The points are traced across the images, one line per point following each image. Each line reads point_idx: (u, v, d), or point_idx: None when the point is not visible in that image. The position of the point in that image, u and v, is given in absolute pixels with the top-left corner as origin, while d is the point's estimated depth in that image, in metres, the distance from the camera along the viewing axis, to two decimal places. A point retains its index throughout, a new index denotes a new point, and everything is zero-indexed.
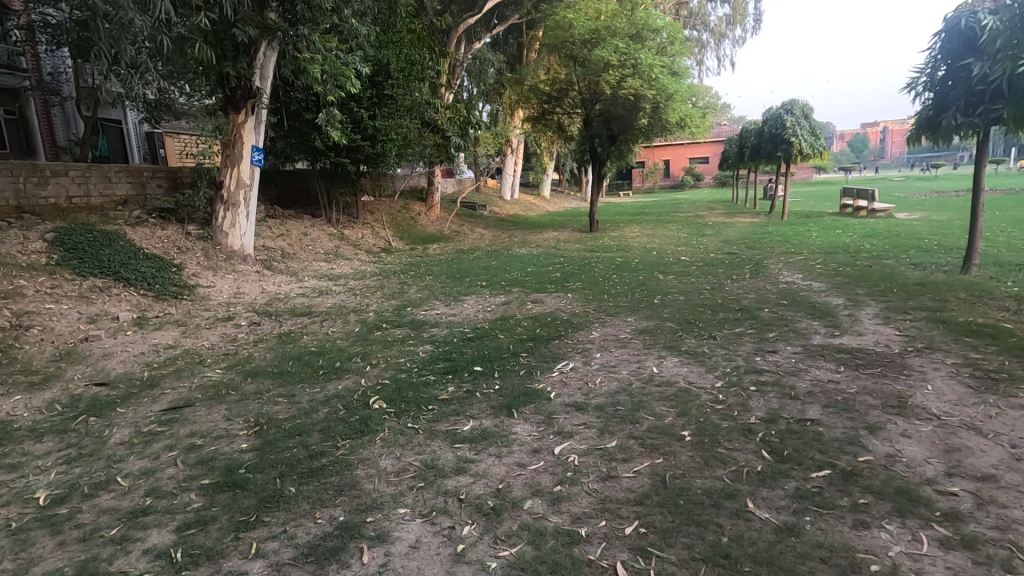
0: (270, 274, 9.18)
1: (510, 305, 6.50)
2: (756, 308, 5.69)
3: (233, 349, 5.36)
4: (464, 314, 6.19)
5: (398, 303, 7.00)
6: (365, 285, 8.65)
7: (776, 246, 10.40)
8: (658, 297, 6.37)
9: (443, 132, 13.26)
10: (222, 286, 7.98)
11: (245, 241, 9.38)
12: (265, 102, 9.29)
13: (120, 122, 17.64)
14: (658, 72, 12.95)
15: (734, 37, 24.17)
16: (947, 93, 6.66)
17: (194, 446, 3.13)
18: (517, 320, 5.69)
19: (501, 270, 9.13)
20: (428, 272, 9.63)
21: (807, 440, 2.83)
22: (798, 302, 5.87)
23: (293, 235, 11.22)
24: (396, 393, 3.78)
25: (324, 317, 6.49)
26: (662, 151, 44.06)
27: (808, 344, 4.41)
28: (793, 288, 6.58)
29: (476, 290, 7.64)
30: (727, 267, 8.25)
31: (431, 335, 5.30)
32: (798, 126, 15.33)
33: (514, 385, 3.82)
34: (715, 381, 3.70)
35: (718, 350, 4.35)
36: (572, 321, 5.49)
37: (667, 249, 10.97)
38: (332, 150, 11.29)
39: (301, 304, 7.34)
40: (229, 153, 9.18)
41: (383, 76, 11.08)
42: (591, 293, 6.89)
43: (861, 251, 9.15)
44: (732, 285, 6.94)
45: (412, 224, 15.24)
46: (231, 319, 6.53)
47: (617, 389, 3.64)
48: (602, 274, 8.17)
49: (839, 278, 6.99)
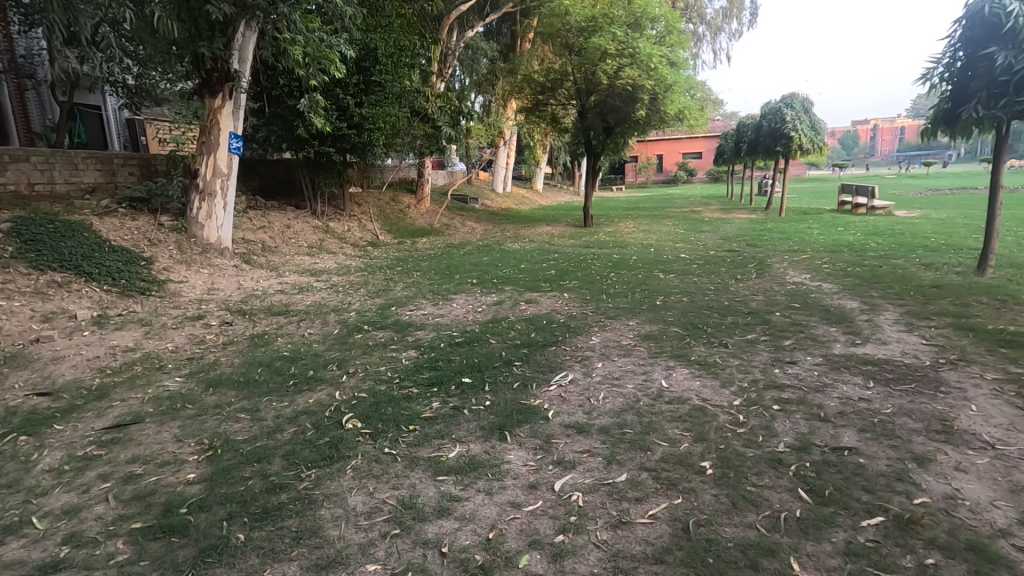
0: (248, 268, 8.67)
1: (503, 305, 6.08)
2: (766, 312, 5.30)
3: (198, 353, 4.89)
4: (453, 315, 5.76)
5: (382, 302, 6.56)
6: (349, 281, 8.19)
7: (778, 243, 10.04)
8: (661, 298, 5.98)
9: (433, 121, 12.77)
10: (195, 281, 7.48)
11: (222, 233, 8.84)
12: (244, 86, 8.78)
13: (99, 108, 16.98)
14: (657, 61, 12.33)
15: (730, 30, 23.81)
16: (968, 84, 6.26)
17: (133, 476, 2.69)
18: (510, 323, 5.27)
19: (493, 266, 8.71)
20: (416, 268, 9.16)
21: (847, 474, 2.44)
22: (810, 305, 5.48)
23: (275, 227, 10.69)
24: (373, 410, 3.34)
25: (301, 317, 6.02)
26: (655, 146, 43.73)
27: (830, 354, 4.02)
28: (802, 290, 6.21)
29: (465, 288, 7.21)
30: (729, 266, 7.89)
31: (416, 339, 4.87)
32: (798, 121, 14.95)
33: (507, 401, 3.40)
34: (732, 399, 3.30)
35: (731, 360, 3.95)
36: (569, 325, 5.08)
37: (665, 245, 10.61)
38: (317, 139, 10.76)
39: (279, 301, 6.87)
40: (205, 139, 8.65)
41: (371, 61, 10.57)
42: (588, 292, 6.48)
43: (868, 249, 8.81)
44: (737, 285, 6.56)
45: (401, 217, 14.76)
46: (200, 318, 6.05)
47: (622, 406, 3.23)
48: (599, 272, 7.79)
49: (849, 279, 6.63)
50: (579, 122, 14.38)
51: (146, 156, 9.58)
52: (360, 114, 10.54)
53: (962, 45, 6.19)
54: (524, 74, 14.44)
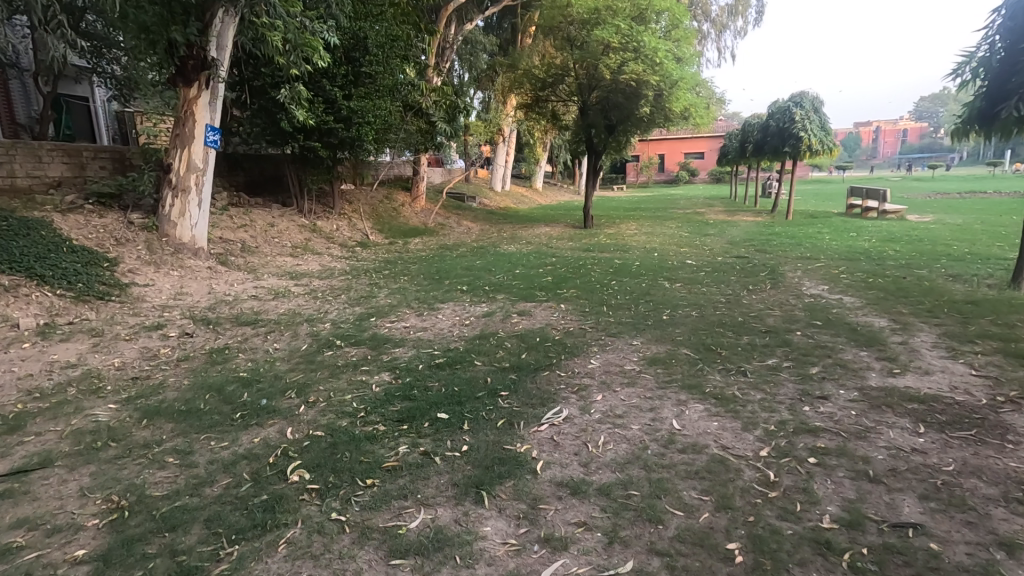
0: (224, 270, 8.08)
1: (493, 317, 5.52)
2: (786, 331, 4.73)
3: (146, 371, 4.32)
4: (437, 328, 5.20)
5: (361, 312, 5.99)
6: (330, 285, 7.63)
7: (789, 249, 9.49)
8: (667, 312, 5.41)
9: (427, 116, 12.19)
10: (163, 285, 6.92)
11: (196, 232, 8.23)
12: (222, 75, 8.20)
13: (87, 99, 16.29)
14: (663, 56, 11.74)
15: (735, 28, 23.24)
16: (1008, 77, 5.66)
17: (10, 549, 2.14)
18: (499, 339, 4.71)
19: (485, 271, 8.15)
20: (404, 271, 8.59)
21: (919, 569, 1.89)
22: (835, 324, 4.92)
23: (257, 225, 10.12)
24: (326, 457, 2.79)
25: (270, 328, 5.45)
26: (657, 146, 43.16)
27: (866, 388, 3.45)
28: (821, 304, 5.67)
29: (455, 296, 6.66)
30: (739, 274, 7.34)
31: (392, 359, 4.31)
32: (808, 120, 14.39)
33: (487, 446, 2.84)
34: (758, 447, 2.74)
35: (753, 394, 3.39)
36: (566, 343, 4.51)
37: (670, 250, 10.05)
38: (302, 133, 10.19)
39: (250, 308, 6.30)
40: (179, 131, 8.07)
41: (361, 52, 9.99)
42: (587, 303, 5.92)
43: (886, 258, 8.27)
44: (750, 296, 6.02)
45: (394, 216, 14.20)
46: (159, 328, 5.48)
47: (626, 457, 2.68)
48: (599, 279, 7.23)
49: (871, 292, 6.09)
50: (580, 119, 13.81)
51: (119, 149, 9.01)
52: (348, 108, 9.94)
53: (1002, 34, 5.56)
54: (524, 68, 13.84)
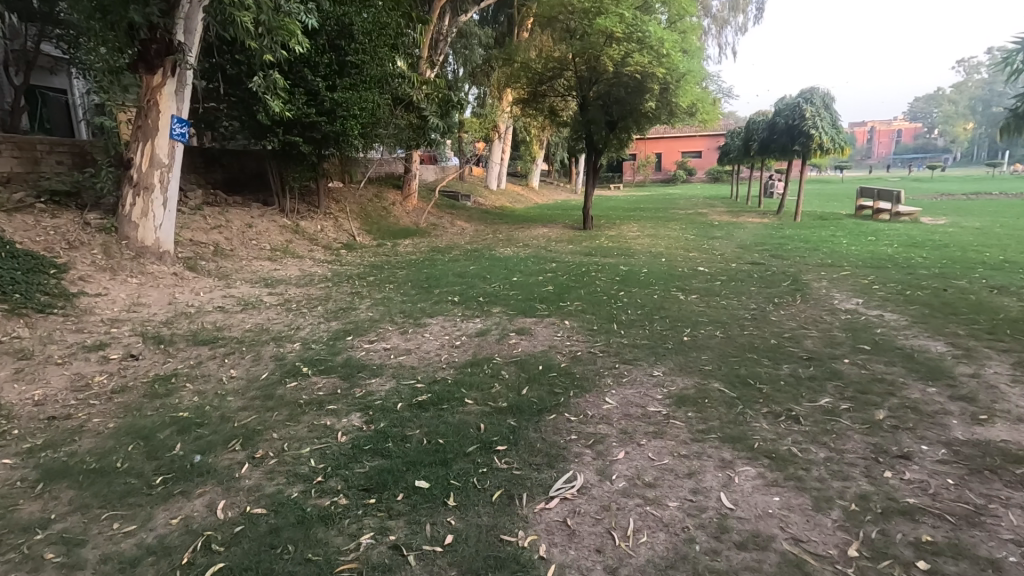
0: (192, 276, 7.32)
1: (487, 336, 4.79)
2: (831, 358, 4.05)
3: (68, 409, 3.55)
4: (424, 351, 4.49)
5: (337, 328, 5.26)
6: (307, 295, 6.90)
7: (807, 255, 8.82)
8: (688, 332, 4.69)
9: (419, 110, 11.45)
10: (118, 295, 6.16)
11: (161, 235, 7.43)
12: (191, 62, 7.44)
13: (65, 92, 15.44)
14: (670, 47, 11.05)
15: (736, 24, 22.55)
16: None
17: None
18: (495, 367, 3.97)
19: (479, 278, 7.45)
20: (391, 278, 7.86)
21: None
22: (885, 349, 4.22)
23: (233, 227, 9.36)
24: (261, 553, 2.07)
25: (229, 350, 4.70)
26: (655, 144, 42.48)
27: (954, 443, 2.75)
28: (860, 322, 5.00)
29: (444, 308, 5.93)
30: (760, 284, 6.65)
31: (366, 394, 3.59)
32: (819, 117, 13.73)
33: (479, 536, 2.12)
34: (841, 540, 2.05)
35: (815, 453, 2.68)
36: (574, 374, 3.79)
37: (678, 254, 9.35)
38: (282, 126, 9.42)
39: (212, 323, 5.55)
40: (141, 123, 7.29)
41: (346, 39, 9.25)
42: (595, 320, 5.20)
43: (914, 265, 7.61)
44: (778, 313, 5.33)
45: (383, 215, 13.44)
46: (100, 348, 4.71)
47: (668, 558, 1.98)
48: (605, 289, 6.54)
49: (911, 307, 5.43)
50: (579, 115, 13.09)
51: (80, 142, 8.24)
52: (332, 100, 9.23)
53: None
54: (521, 61, 13.03)
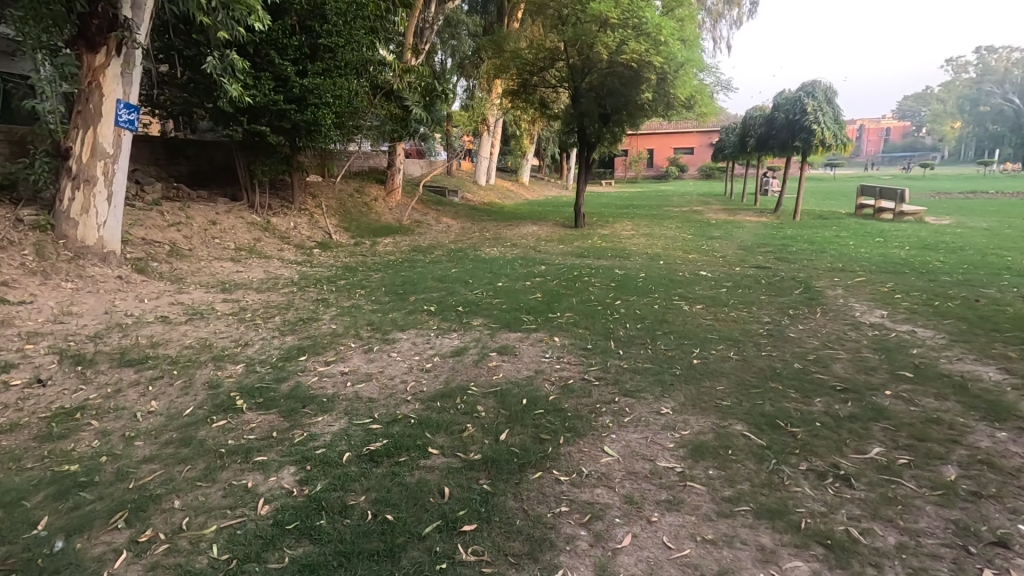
0: (139, 280, 6.55)
1: (464, 358, 4.10)
2: (871, 388, 3.41)
3: None
4: (389, 376, 3.79)
5: (292, 345, 4.55)
6: (268, 302, 6.17)
7: (814, 258, 8.20)
8: (697, 353, 4.04)
9: (400, 99, 10.69)
10: (45, 302, 5.37)
11: (105, 233, 6.65)
12: (140, 40, 6.65)
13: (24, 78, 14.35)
14: (668, 35, 10.37)
15: (732, 18, 21.97)
16: None
17: None
18: (470, 401, 3.29)
19: (460, 284, 6.76)
20: (364, 282, 7.15)
21: None
22: (930, 376, 3.59)
23: (195, 224, 8.59)
24: None
25: (158, 373, 3.96)
26: (646, 139, 41.91)
27: None
28: (893, 339, 4.37)
29: (418, 320, 5.22)
30: (769, 292, 6.03)
31: (308, 440, 2.88)
32: (821, 112, 13.12)
33: None
34: None
35: (882, 537, 2.03)
36: (565, 412, 3.10)
37: (675, 256, 8.71)
38: (246, 115, 8.62)
39: (149, 338, 4.79)
40: (81, 107, 6.50)
41: (317, 20, 8.49)
42: (588, 336, 4.53)
43: (935, 270, 7.02)
44: (796, 328, 4.68)
45: (364, 212, 12.69)
46: (3, 371, 3.93)
47: None
48: (599, 297, 5.88)
49: (945, 321, 4.81)
50: (571, 107, 12.39)
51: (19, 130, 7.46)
52: (302, 86, 8.43)
53: None
54: (511, 50, 12.31)
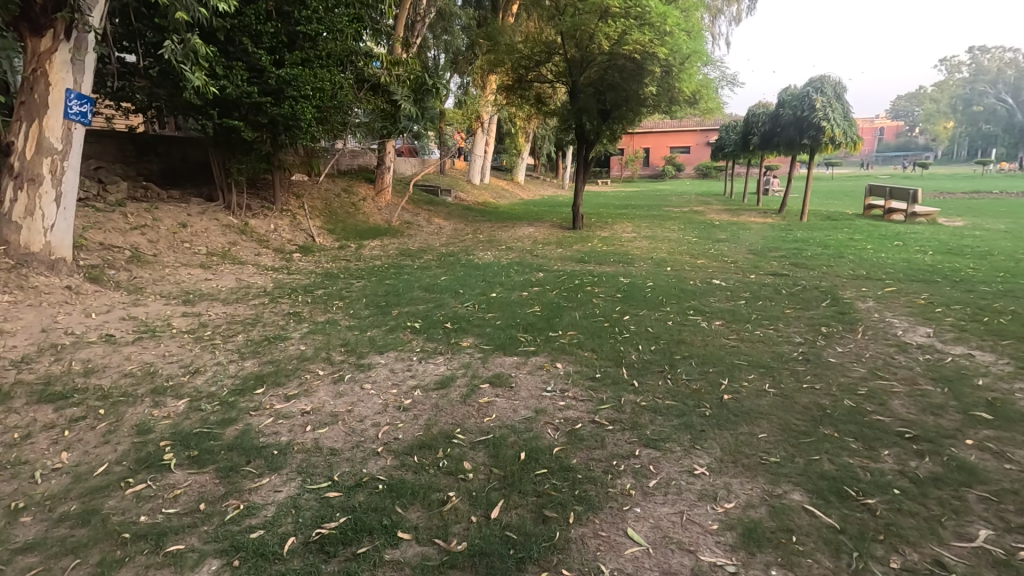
0: (91, 291, 5.85)
1: (451, 391, 3.45)
2: (947, 435, 2.78)
3: None
4: (359, 417, 3.13)
5: (251, 373, 3.89)
6: (234, 316, 5.49)
7: (834, 264, 7.60)
8: (727, 386, 3.39)
9: (388, 92, 9.94)
10: None
11: (54, 238, 5.95)
12: (93, 23, 5.96)
13: None
14: (673, 25, 9.75)
15: (731, 14, 21.48)
16: None
17: None
18: (455, 455, 2.64)
19: (451, 294, 6.10)
20: (343, 292, 6.47)
21: None
22: (1014, 418, 2.96)
23: (163, 227, 7.90)
24: None
25: (81, 413, 3.28)
26: (643, 138, 41.34)
27: None
28: (953, 366, 3.75)
29: (400, 340, 4.57)
30: (794, 304, 5.41)
31: (243, 517, 2.22)
32: (831, 108, 12.52)
33: None
34: None
35: None
36: (575, 473, 2.46)
37: (683, 261, 8.11)
38: (217, 108, 7.94)
39: (85, 363, 4.11)
40: (26, 97, 5.79)
41: (296, 5, 7.79)
42: (596, 361, 3.89)
43: (969, 278, 6.42)
44: (834, 351, 4.05)
45: (351, 213, 12.01)
46: None
47: None
48: (605, 310, 5.25)
49: (1006, 342, 4.18)
50: (569, 102, 11.74)
51: None
52: (278, 77, 7.73)
53: None
54: (506, 43, 11.62)
